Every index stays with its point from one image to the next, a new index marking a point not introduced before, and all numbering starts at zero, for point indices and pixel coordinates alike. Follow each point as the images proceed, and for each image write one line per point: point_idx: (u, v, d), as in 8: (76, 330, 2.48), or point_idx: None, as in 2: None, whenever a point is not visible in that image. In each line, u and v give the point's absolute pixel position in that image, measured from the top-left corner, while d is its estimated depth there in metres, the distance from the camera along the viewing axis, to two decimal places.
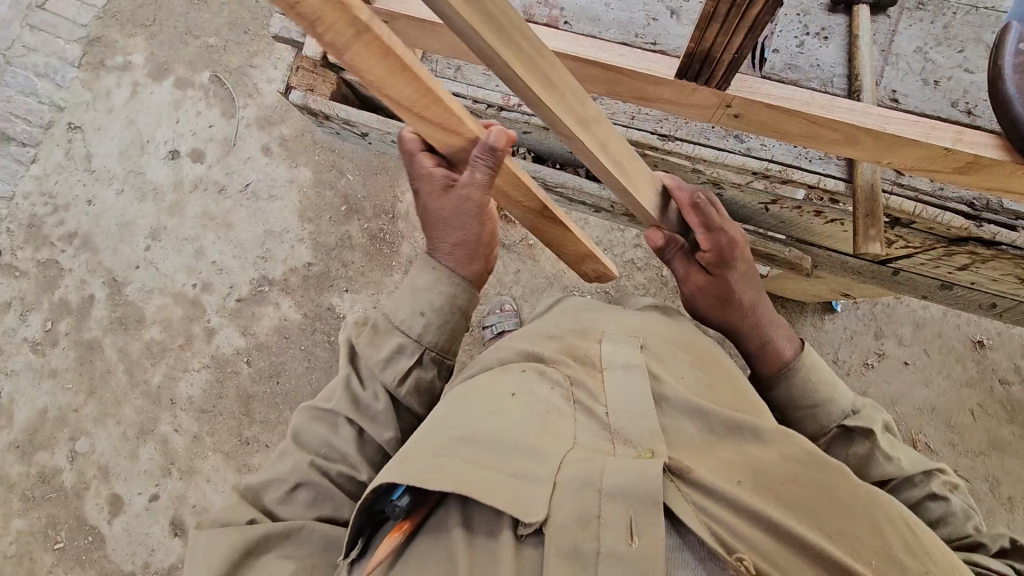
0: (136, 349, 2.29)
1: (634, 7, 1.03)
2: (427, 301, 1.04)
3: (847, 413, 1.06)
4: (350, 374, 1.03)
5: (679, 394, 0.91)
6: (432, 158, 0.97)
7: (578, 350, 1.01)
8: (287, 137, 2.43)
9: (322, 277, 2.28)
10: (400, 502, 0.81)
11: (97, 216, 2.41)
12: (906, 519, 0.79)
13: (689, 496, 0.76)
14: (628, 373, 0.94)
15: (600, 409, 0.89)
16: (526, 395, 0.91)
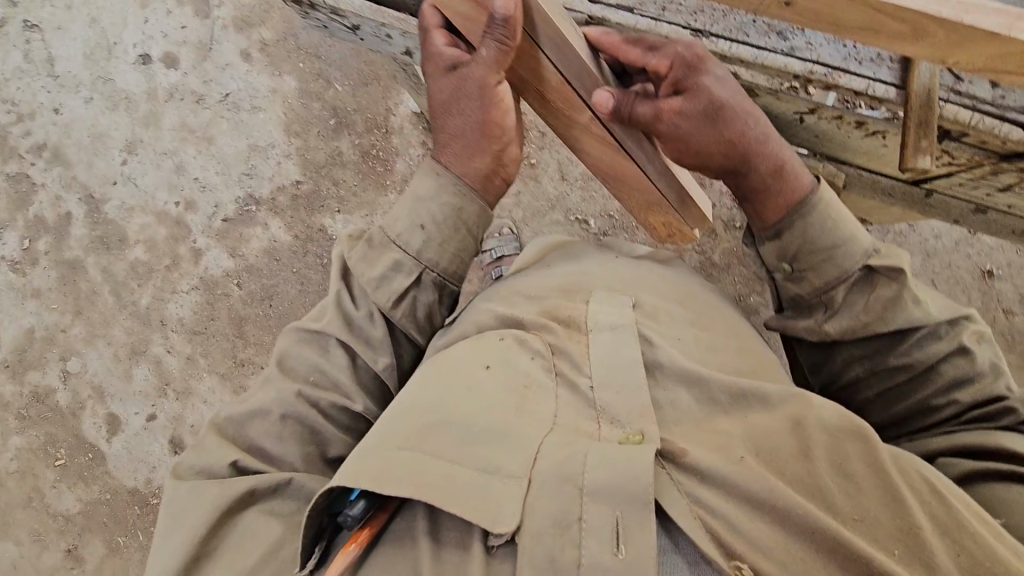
0: (121, 270, 2.20)
1: None
2: (426, 213, 1.03)
3: (869, 253, 1.01)
4: (342, 291, 1.03)
5: (672, 359, 0.91)
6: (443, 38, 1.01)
7: (561, 309, 1.01)
8: (267, 42, 2.24)
9: (313, 195, 2.17)
10: (353, 511, 0.78)
11: (67, 126, 2.24)
12: (930, 484, 0.80)
13: (684, 487, 0.77)
14: (615, 335, 0.95)
15: (582, 380, 0.89)
16: (501, 368, 0.90)
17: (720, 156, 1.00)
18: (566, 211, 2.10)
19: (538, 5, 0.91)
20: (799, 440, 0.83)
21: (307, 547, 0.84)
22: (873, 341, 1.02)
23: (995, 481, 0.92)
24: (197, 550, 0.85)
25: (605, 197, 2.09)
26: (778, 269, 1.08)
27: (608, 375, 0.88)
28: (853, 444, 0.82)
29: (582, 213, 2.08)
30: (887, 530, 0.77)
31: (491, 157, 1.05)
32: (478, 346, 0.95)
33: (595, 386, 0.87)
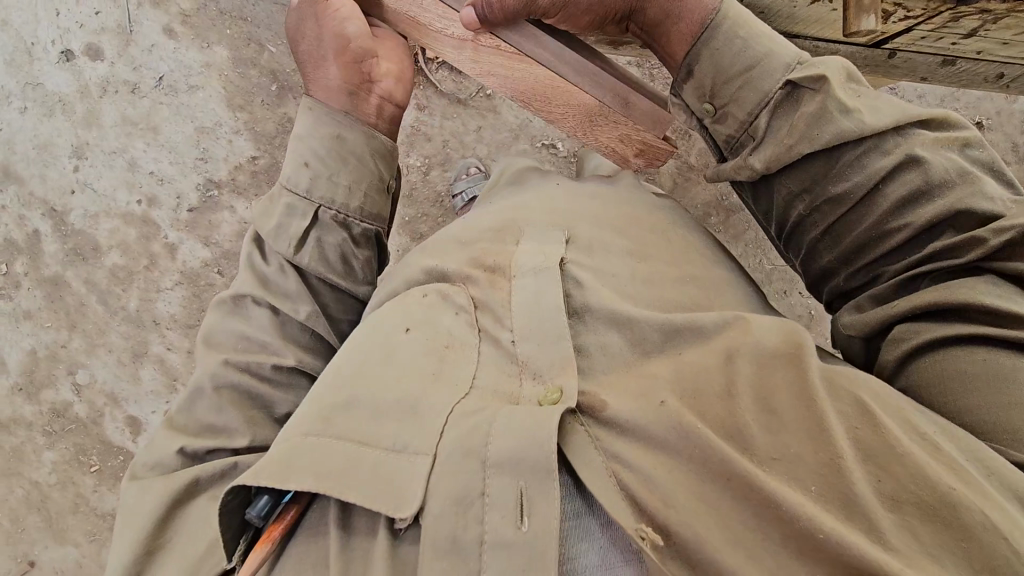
0: (103, 278, 2.19)
1: None
2: (309, 152, 1.15)
3: (793, 65, 1.09)
4: (253, 251, 1.16)
5: (600, 302, 1.02)
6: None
7: (492, 256, 1.12)
8: (187, 13, 2.12)
9: (273, 168, 2.14)
10: (256, 511, 0.88)
11: (9, 141, 2.14)
12: (860, 411, 0.82)
13: (598, 443, 0.85)
14: (539, 277, 1.05)
15: (504, 336, 1.00)
16: (433, 331, 1.01)
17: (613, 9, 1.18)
18: (531, 138, 2.02)
19: None
20: (725, 374, 0.89)
21: (230, 544, 0.90)
22: (812, 167, 1.07)
23: (958, 343, 0.94)
24: (145, 543, 0.95)
25: None
26: (705, 114, 1.19)
27: (528, 331, 0.98)
28: (774, 374, 0.88)
29: (547, 138, 2.00)
30: (807, 468, 0.79)
31: (354, 73, 1.20)
32: (406, 310, 1.05)
33: (515, 339, 0.98)
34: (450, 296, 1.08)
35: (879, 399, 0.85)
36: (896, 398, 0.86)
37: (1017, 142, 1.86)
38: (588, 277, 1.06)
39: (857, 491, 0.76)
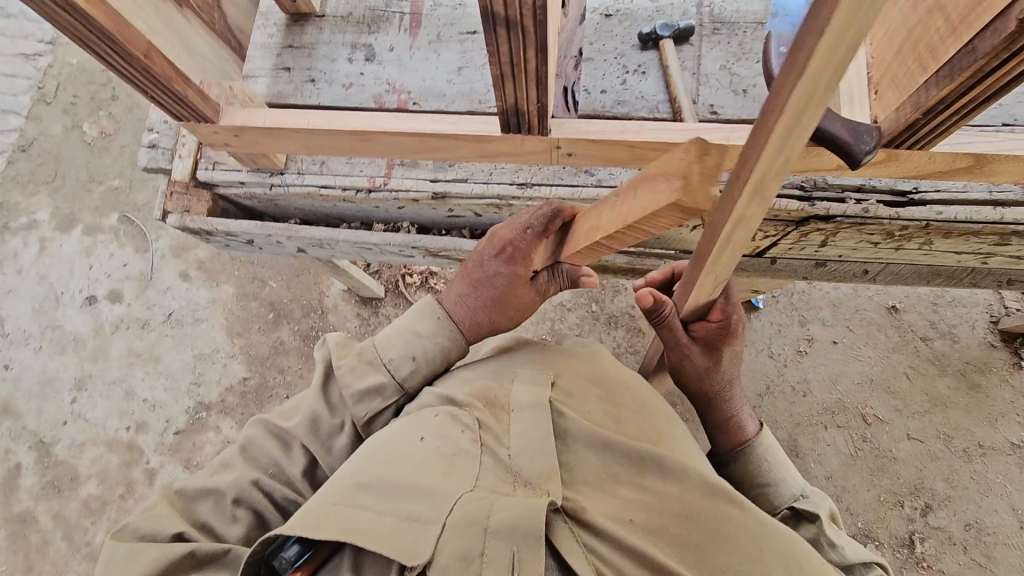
0: (73, 511, 2.15)
1: (474, 78, 1.15)
2: (421, 348, 1.10)
3: (796, 496, 1.15)
4: (320, 401, 1.05)
5: (582, 428, 1.00)
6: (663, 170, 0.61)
7: (489, 391, 1.08)
8: (204, 260, 2.38)
9: (260, 389, 2.22)
10: (287, 555, 0.83)
11: (18, 379, 2.31)
12: (794, 551, 0.88)
13: (581, 538, 0.88)
14: (534, 413, 1.01)
15: (502, 449, 0.98)
16: (435, 438, 0.97)
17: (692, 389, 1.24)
18: None
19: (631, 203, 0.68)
20: (681, 497, 0.94)
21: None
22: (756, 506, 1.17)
23: None
24: None
25: (533, 324, 2.20)
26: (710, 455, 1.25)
27: (524, 446, 0.97)
28: (721, 503, 0.93)
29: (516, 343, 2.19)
30: None
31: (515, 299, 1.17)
32: (413, 422, 1.00)
33: (512, 454, 0.96)
34: (458, 419, 1.01)
35: (801, 543, 0.91)
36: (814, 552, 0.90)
37: (934, 320, 2.07)
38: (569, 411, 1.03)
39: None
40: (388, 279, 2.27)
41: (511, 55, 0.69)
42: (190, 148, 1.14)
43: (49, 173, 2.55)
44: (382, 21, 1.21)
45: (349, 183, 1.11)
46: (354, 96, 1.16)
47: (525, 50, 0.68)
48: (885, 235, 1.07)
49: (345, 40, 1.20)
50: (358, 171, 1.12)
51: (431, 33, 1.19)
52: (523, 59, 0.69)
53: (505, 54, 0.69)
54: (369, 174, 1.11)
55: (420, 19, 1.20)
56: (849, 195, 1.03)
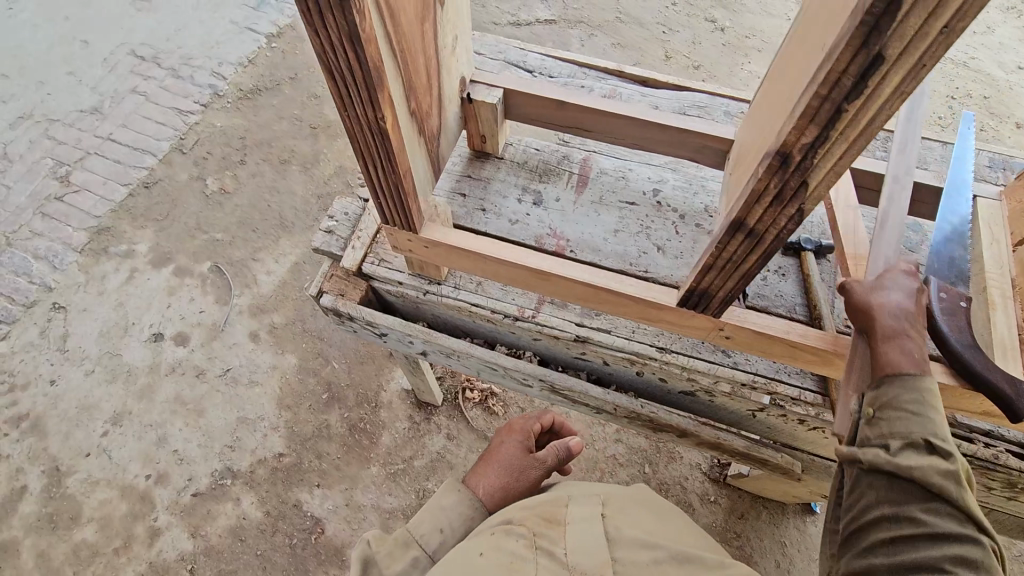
0: (60, 554, 2.02)
1: (628, 242, 1.27)
2: (446, 519, 1.16)
3: None
4: None
5: (627, 535, 1.07)
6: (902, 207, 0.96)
7: (547, 508, 1.13)
8: (276, 325, 2.44)
9: (293, 469, 2.16)
10: None
11: (57, 397, 2.28)
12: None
13: None
14: (585, 524, 1.09)
15: (560, 549, 1.04)
16: (492, 550, 1.03)
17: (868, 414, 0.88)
18: None
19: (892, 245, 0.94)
20: None
21: None
22: None
23: None
24: None
25: (583, 469, 2.15)
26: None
27: (579, 547, 1.04)
28: None
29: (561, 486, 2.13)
30: None
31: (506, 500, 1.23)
32: (472, 540, 1.07)
33: (569, 551, 1.04)
34: (514, 525, 1.09)
35: None
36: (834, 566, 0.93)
37: None
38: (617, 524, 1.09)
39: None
40: (449, 388, 2.28)
41: (735, 254, 0.78)
42: (363, 242, 1.24)
43: (161, 212, 2.69)
44: (553, 174, 1.36)
45: (500, 307, 1.19)
46: (519, 231, 1.28)
47: (751, 254, 0.77)
48: (1007, 485, 1.07)
49: (517, 182, 1.34)
50: (510, 299, 1.19)
51: (595, 194, 1.33)
52: (742, 259, 0.79)
53: (729, 253, 0.78)
54: (520, 304, 1.19)
55: (587, 180, 1.35)
56: (977, 436, 1.06)
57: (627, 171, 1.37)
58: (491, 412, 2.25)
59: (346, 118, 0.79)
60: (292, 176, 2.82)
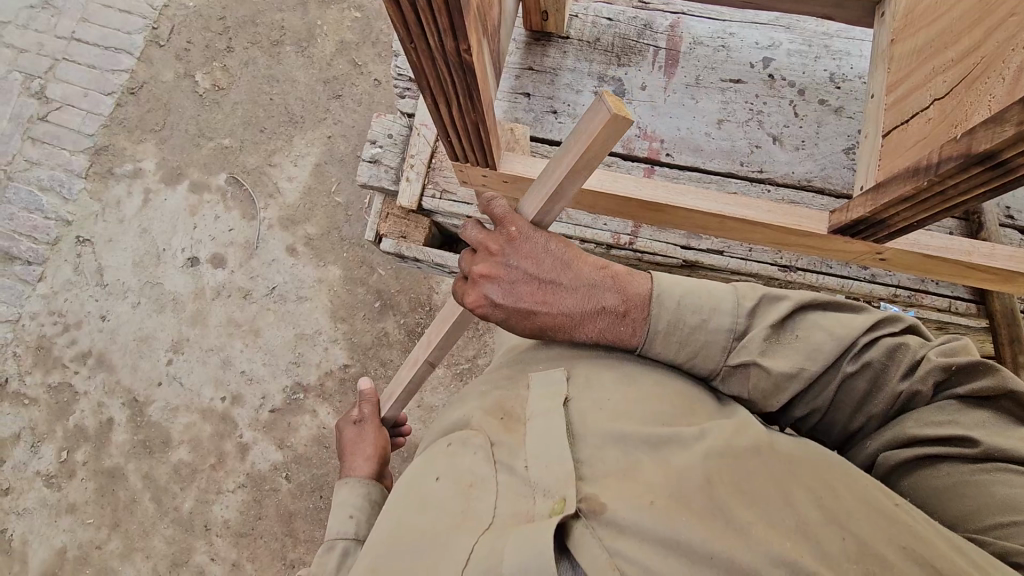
0: (163, 474, 2.15)
1: (736, 134, 1.04)
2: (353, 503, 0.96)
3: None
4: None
5: (599, 427, 0.74)
6: (611, 301, 0.84)
7: (504, 401, 0.82)
8: (312, 237, 2.30)
9: (360, 378, 2.17)
10: None
11: (113, 332, 2.26)
12: (826, 508, 0.65)
13: (602, 538, 0.63)
14: (551, 418, 0.76)
15: (519, 463, 0.72)
16: (449, 475, 0.74)
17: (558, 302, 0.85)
18: None
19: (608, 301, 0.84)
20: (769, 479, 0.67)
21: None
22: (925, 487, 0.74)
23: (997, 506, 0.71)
24: None
25: None
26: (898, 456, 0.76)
27: (540, 455, 0.71)
28: (802, 473, 0.69)
29: None
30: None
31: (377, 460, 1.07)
32: (422, 462, 0.79)
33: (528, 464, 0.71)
34: (470, 439, 0.77)
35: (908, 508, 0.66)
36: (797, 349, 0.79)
37: None
38: (594, 414, 0.76)
39: (831, 563, 0.61)
40: None
41: (951, 187, 0.63)
42: (419, 171, 1.04)
43: (157, 121, 2.41)
44: (634, 52, 1.08)
45: (592, 236, 1.02)
46: None
47: (974, 185, 0.61)
48: None
49: (591, 70, 1.08)
50: (602, 226, 1.02)
51: (690, 75, 1.07)
52: (959, 192, 0.63)
53: (946, 184, 0.63)
54: (615, 230, 1.02)
55: (678, 57, 1.08)
56: None
57: (727, 37, 1.08)
58: None
59: (412, 52, 0.58)
60: (288, 60, 2.43)
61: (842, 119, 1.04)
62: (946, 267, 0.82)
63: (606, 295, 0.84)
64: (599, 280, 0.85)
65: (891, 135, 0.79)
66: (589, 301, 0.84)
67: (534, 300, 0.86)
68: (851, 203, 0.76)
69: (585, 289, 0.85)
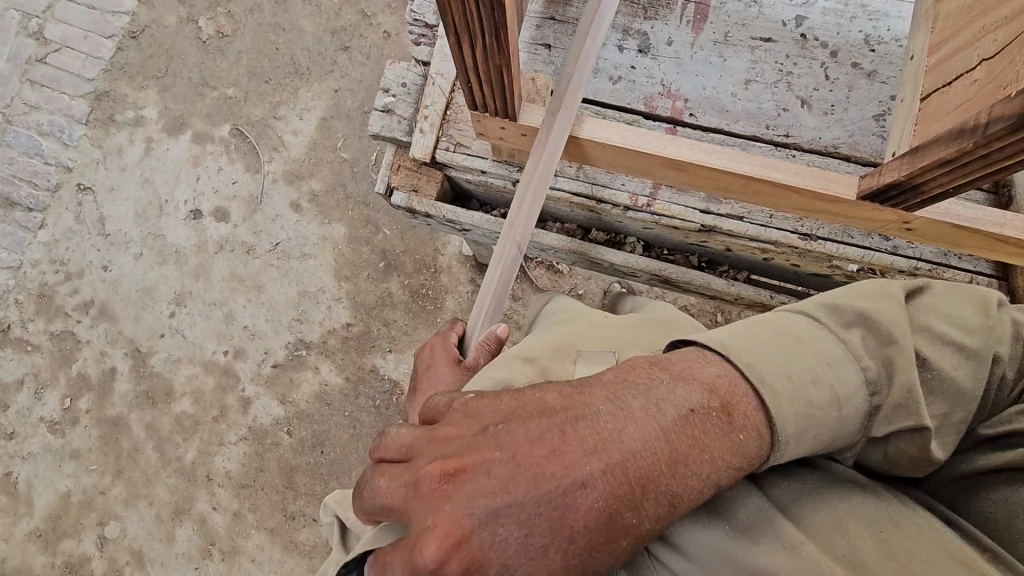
0: (166, 425, 2.17)
1: (763, 96, 1.00)
2: None
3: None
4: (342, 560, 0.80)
5: None
6: (650, 410, 0.61)
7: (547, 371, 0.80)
8: (317, 193, 2.26)
9: (364, 337, 2.17)
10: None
11: (116, 283, 2.25)
12: (879, 539, 0.64)
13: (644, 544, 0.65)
14: None
15: None
16: None
17: (594, 470, 0.58)
18: None
19: (647, 411, 0.61)
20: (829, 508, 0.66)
21: None
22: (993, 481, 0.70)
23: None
24: None
25: None
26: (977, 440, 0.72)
27: None
28: (863, 504, 0.67)
29: None
30: None
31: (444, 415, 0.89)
32: None
33: None
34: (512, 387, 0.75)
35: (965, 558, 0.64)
36: (839, 349, 0.68)
37: None
38: None
39: None
40: None
41: (995, 152, 0.61)
42: (433, 122, 1.00)
43: (159, 67, 2.34)
44: (661, 5, 1.03)
45: (608, 196, 0.99)
46: (623, 90, 1.02)
47: (1020, 150, 0.59)
48: None
49: (616, 22, 1.03)
50: (620, 185, 0.99)
51: (718, 31, 1.02)
52: (1005, 157, 0.61)
53: (991, 147, 0.60)
54: (632, 190, 0.99)
55: (707, 11, 1.03)
56: None
57: None
58: (556, 271, 2.13)
59: None
60: (295, 8, 2.35)
61: (874, 84, 0.99)
62: (976, 238, 0.79)
63: (634, 409, 0.61)
64: (621, 399, 0.62)
65: (931, 99, 0.76)
66: (633, 436, 0.60)
67: (563, 484, 0.58)
68: (885, 167, 0.74)
69: (616, 409, 0.62)
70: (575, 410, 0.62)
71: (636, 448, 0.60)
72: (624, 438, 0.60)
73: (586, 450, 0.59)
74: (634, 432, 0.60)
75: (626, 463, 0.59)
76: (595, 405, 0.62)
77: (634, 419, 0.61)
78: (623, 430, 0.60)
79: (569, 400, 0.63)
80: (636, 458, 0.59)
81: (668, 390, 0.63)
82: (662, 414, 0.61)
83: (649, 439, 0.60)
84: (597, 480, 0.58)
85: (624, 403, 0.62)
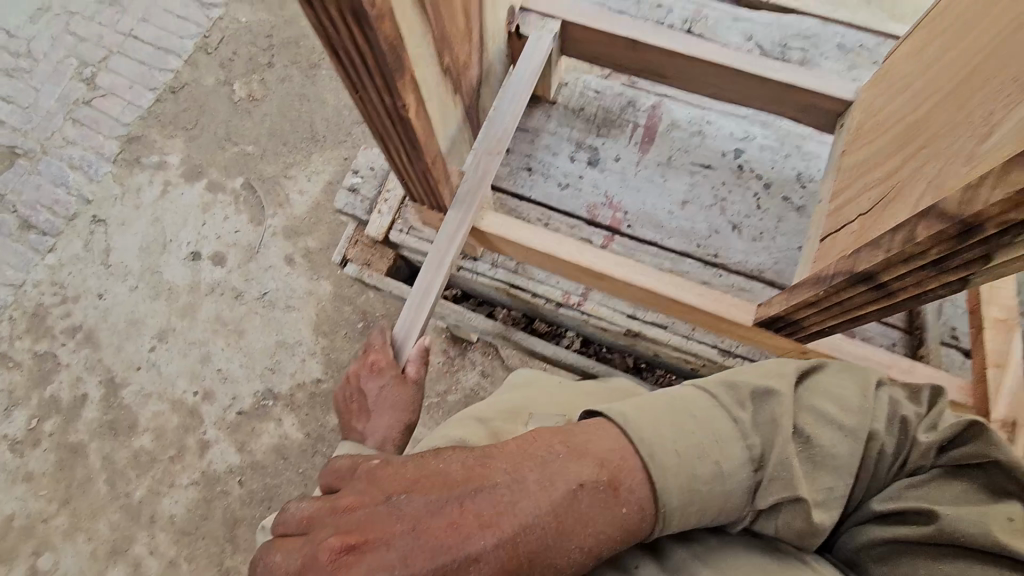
0: (122, 458, 2.17)
1: (697, 218, 1.08)
2: None
3: None
4: None
5: None
6: (546, 484, 0.76)
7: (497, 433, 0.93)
8: (311, 250, 2.37)
9: (331, 395, 2.19)
10: None
11: (107, 311, 2.33)
12: None
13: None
14: None
15: None
16: None
17: (494, 536, 0.74)
18: None
19: (544, 484, 0.76)
20: None
21: None
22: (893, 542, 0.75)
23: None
24: None
25: None
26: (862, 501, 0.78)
27: None
28: None
29: None
30: None
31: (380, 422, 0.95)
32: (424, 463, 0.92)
33: None
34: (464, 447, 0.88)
35: None
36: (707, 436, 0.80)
37: None
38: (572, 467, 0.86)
39: None
40: None
41: (845, 299, 0.81)
42: (391, 205, 1.09)
43: (190, 120, 2.55)
44: (614, 125, 1.14)
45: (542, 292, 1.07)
46: (569, 198, 1.11)
47: (866, 300, 0.80)
48: None
49: (571, 136, 1.13)
50: (554, 284, 1.07)
51: (662, 154, 1.12)
52: (854, 304, 0.81)
53: (841, 295, 0.81)
54: (565, 289, 1.06)
55: (654, 135, 1.13)
56: None
57: (705, 125, 1.13)
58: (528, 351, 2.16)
59: (360, 100, 0.76)
60: (321, 82, 2.57)
61: (802, 218, 1.07)
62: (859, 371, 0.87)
63: (532, 482, 0.77)
64: (522, 474, 0.77)
65: (827, 241, 0.90)
66: (534, 506, 0.75)
67: (477, 544, 0.73)
68: (772, 301, 0.90)
69: (519, 481, 0.77)
70: (479, 478, 0.78)
71: (531, 518, 0.75)
72: (525, 509, 0.75)
73: (492, 516, 0.75)
74: (533, 506, 0.75)
75: (524, 530, 0.74)
76: (501, 473, 0.78)
77: (534, 493, 0.76)
78: (523, 500, 0.76)
79: (483, 467, 0.79)
80: (535, 527, 0.75)
81: (561, 468, 0.78)
82: (557, 487, 0.76)
83: (545, 510, 0.75)
84: (500, 543, 0.73)
85: (523, 476, 0.77)
